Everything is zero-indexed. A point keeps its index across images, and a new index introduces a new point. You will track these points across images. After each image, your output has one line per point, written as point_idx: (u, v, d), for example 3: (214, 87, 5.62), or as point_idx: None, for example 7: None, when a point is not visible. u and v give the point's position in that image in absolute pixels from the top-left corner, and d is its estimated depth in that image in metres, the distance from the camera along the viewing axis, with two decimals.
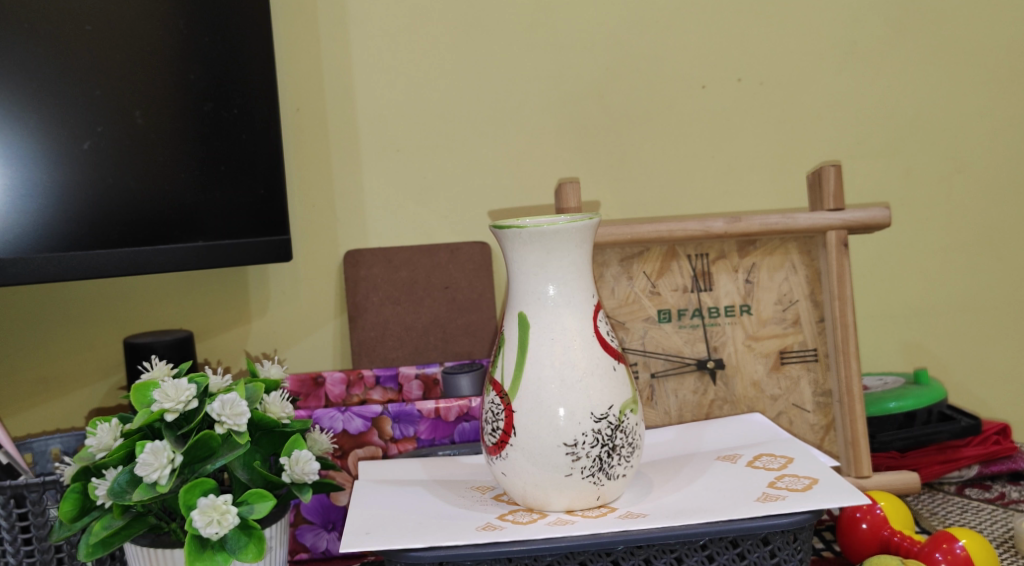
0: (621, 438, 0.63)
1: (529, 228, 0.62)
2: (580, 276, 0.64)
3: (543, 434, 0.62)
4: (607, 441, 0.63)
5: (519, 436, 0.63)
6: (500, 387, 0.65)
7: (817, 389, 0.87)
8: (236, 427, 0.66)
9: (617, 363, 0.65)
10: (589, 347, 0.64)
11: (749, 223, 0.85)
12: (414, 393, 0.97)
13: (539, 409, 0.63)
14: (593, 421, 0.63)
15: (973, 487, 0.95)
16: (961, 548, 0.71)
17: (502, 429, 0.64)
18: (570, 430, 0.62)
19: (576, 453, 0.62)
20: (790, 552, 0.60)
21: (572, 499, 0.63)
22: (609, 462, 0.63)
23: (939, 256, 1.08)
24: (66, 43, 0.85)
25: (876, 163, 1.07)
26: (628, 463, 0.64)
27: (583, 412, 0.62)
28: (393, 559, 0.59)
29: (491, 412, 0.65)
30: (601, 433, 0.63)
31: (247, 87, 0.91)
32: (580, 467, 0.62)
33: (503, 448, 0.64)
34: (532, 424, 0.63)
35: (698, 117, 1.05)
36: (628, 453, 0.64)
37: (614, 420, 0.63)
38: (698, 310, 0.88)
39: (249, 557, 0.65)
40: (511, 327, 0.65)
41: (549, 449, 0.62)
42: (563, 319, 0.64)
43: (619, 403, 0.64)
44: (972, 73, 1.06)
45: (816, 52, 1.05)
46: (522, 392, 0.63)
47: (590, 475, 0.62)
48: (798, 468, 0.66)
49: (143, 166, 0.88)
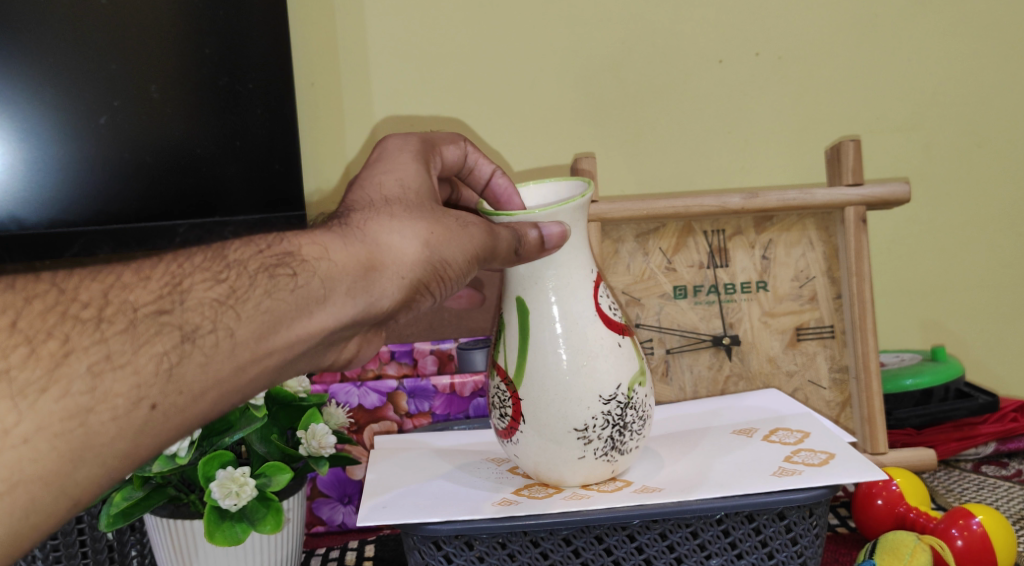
0: (632, 415, 0.63)
1: (520, 213, 0.60)
2: (575, 253, 0.64)
3: (556, 421, 0.62)
4: (618, 420, 0.63)
5: (531, 426, 0.63)
6: (505, 373, 0.64)
7: (833, 365, 0.86)
8: (254, 401, 0.67)
9: (622, 337, 0.64)
10: (593, 325, 0.63)
11: (766, 198, 0.84)
12: (429, 368, 0.98)
13: (549, 396, 0.62)
14: (603, 403, 0.62)
15: (990, 463, 0.93)
16: (978, 524, 0.70)
17: (511, 415, 0.64)
18: (581, 414, 0.62)
19: (587, 437, 0.62)
20: (807, 526, 0.60)
21: (587, 475, 0.63)
22: (625, 442, 0.63)
23: (959, 232, 1.07)
24: (82, 19, 0.90)
25: (895, 137, 1.06)
26: (639, 435, 0.64)
27: (592, 394, 0.62)
28: (410, 532, 0.59)
29: (498, 397, 0.65)
30: (611, 414, 0.62)
31: (264, 67, 0.96)
32: (593, 449, 0.62)
33: (512, 435, 0.64)
34: (542, 411, 0.62)
35: (715, 90, 1.05)
36: (641, 431, 0.64)
37: (624, 398, 0.63)
38: (714, 286, 0.87)
39: (267, 528, 0.65)
40: (510, 311, 0.64)
41: (560, 435, 0.62)
42: (567, 301, 0.63)
43: (626, 382, 0.63)
44: (998, 45, 1.05)
45: (836, 25, 1.05)
46: (528, 381, 0.63)
47: (604, 454, 0.63)
48: (814, 443, 0.66)
49: (155, 140, 0.94)
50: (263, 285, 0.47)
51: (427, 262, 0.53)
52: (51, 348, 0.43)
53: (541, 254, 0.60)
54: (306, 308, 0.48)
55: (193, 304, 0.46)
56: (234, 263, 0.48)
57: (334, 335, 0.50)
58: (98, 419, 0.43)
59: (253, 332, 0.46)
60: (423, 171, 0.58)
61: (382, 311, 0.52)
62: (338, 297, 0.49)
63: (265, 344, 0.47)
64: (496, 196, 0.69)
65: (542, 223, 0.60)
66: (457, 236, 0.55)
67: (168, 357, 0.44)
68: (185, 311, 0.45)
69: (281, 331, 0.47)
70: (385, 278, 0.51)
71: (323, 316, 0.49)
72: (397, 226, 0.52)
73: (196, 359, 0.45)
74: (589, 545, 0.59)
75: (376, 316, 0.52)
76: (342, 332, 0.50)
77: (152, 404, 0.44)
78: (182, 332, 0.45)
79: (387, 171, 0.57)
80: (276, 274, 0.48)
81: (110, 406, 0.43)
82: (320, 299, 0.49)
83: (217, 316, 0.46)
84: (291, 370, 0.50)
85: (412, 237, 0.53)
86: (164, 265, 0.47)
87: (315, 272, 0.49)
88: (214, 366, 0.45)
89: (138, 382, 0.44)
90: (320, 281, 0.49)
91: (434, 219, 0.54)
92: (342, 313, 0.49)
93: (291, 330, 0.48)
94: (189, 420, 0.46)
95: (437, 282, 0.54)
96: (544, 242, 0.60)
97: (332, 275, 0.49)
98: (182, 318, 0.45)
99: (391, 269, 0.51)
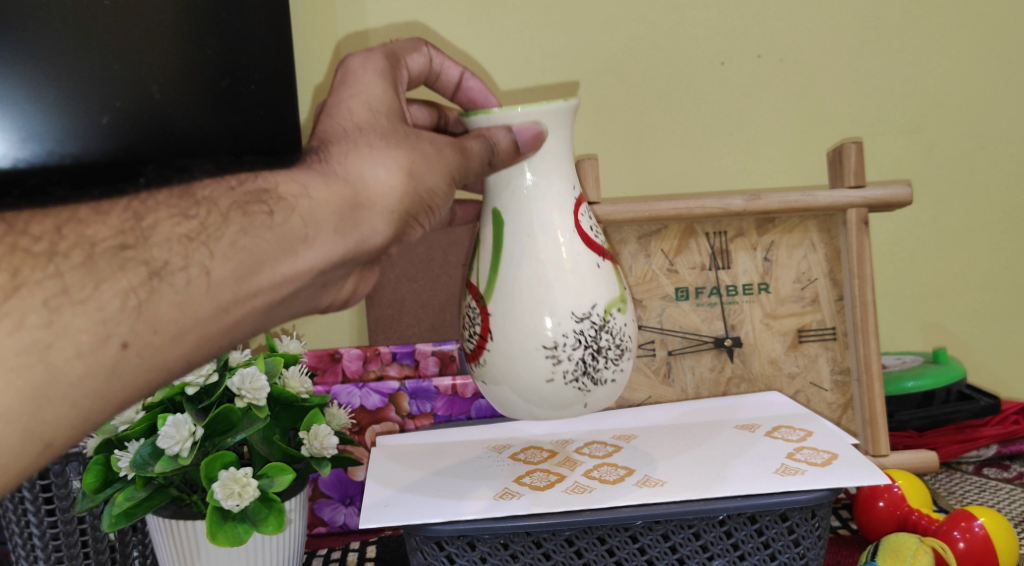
0: (607, 338, 0.63)
1: (495, 111, 0.61)
2: (559, 164, 0.63)
3: (525, 339, 0.62)
4: (590, 341, 0.62)
5: (499, 343, 0.62)
6: (477, 291, 0.65)
7: (835, 367, 0.86)
8: (257, 401, 0.67)
9: (601, 260, 0.64)
10: (570, 241, 0.63)
11: (768, 200, 0.84)
12: (430, 369, 0.97)
13: (519, 312, 0.62)
14: (575, 321, 0.62)
15: (992, 466, 0.94)
16: (980, 526, 0.70)
17: (480, 333, 0.64)
18: (550, 330, 0.61)
19: (557, 356, 0.61)
20: (809, 528, 0.60)
21: (557, 403, 0.63)
22: (599, 368, 0.62)
23: (959, 235, 1.08)
24: (83, 18, 0.89)
25: (896, 140, 1.07)
26: (616, 366, 0.63)
27: (564, 311, 0.61)
28: (413, 532, 0.59)
29: (470, 317, 0.65)
30: (583, 334, 0.62)
31: (264, 56, 0.95)
32: (563, 371, 0.62)
33: (482, 355, 0.64)
34: (512, 328, 0.62)
35: (717, 92, 1.06)
36: (618, 357, 0.63)
37: (598, 320, 0.62)
38: (716, 287, 0.87)
39: (269, 529, 0.65)
40: (487, 225, 0.64)
41: (529, 352, 0.61)
42: (550, 218, 0.62)
43: (602, 303, 0.62)
44: (997, 49, 1.06)
45: (838, 28, 1.05)
46: (498, 298, 0.63)
47: (575, 378, 0.62)
48: (817, 442, 0.66)
49: (156, 142, 0.91)
50: (238, 221, 0.49)
51: (408, 192, 0.55)
52: (1, 281, 0.45)
53: (515, 158, 0.61)
54: (289, 248, 0.50)
55: (160, 238, 0.47)
56: (201, 200, 0.49)
57: (325, 271, 0.53)
58: (62, 356, 0.45)
59: (231, 270, 0.48)
60: (388, 90, 0.58)
61: (371, 247, 0.54)
62: (324, 235, 0.51)
63: (249, 283, 0.49)
64: (468, 97, 0.73)
65: (516, 123, 0.61)
66: (432, 162, 0.57)
67: (136, 293, 0.46)
68: (150, 248, 0.47)
69: (265, 272, 0.49)
70: (369, 211, 0.54)
71: (309, 255, 0.51)
72: (376, 157, 0.54)
73: (166, 296, 0.47)
74: (592, 546, 0.59)
75: (366, 251, 0.54)
76: (332, 269, 0.53)
77: (123, 341, 0.46)
78: (150, 268, 0.46)
79: (353, 95, 0.57)
80: (253, 211, 0.50)
81: (75, 342, 0.45)
82: (304, 239, 0.51)
83: (188, 254, 0.47)
84: (288, 308, 0.53)
85: (392, 167, 0.55)
86: (127, 200, 0.49)
87: (293, 210, 0.50)
88: (185, 304, 0.47)
89: (103, 318, 0.45)
90: (302, 221, 0.51)
91: (406, 146, 0.56)
92: (330, 249, 0.52)
93: (277, 270, 0.50)
94: (165, 363, 0.47)
95: (424, 213, 0.57)
96: (518, 153, 0.61)
97: (312, 215, 0.51)
98: (147, 255, 0.47)
99: (377, 205, 0.54)
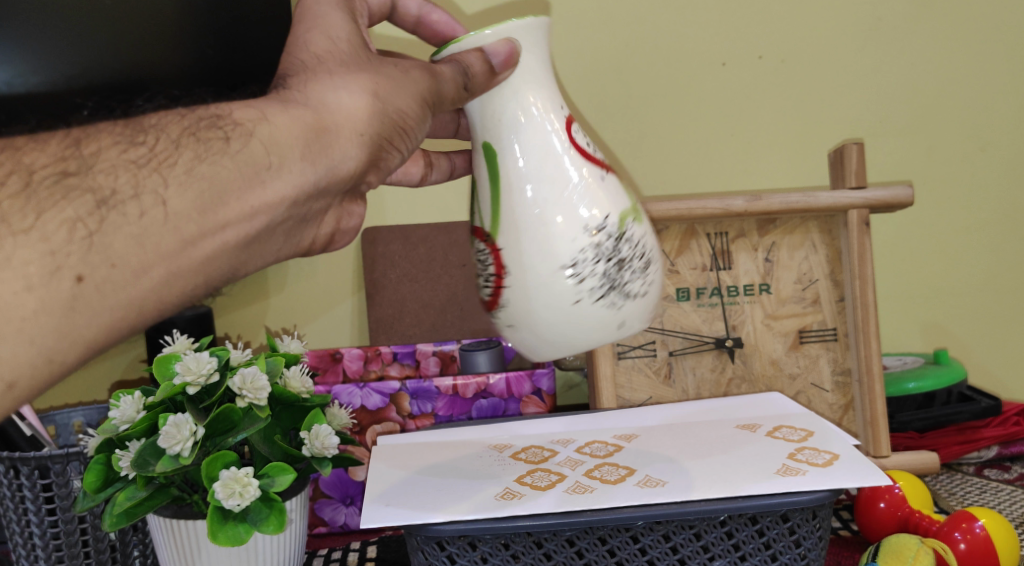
0: (627, 249, 0.57)
1: (464, 36, 0.57)
2: (538, 80, 0.58)
3: (543, 265, 0.56)
4: (611, 254, 0.56)
5: (516, 277, 0.57)
6: (483, 232, 0.59)
7: (836, 368, 0.87)
8: (257, 402, 0.66)
9: (604, 171, 0.58)
10: (565, 154, 0.57)
11: (769, 201, 0.84)
12: (432, 369, 0.98)
13: (535, 238, 0.56)
14: (590, 235, 0.56)
15: (993, 468, 0.94)
16: (981, 527, 0.70)
17: (494, 275, 0.58)
18: (566, 248, 0.56)
19: (580, 274, 0.56)
20: (810, 529, 0.60)
21: (587, 328, 0.57)
22: (627, 288, 0.57)
23: (960, 236, 1.08)
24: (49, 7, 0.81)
25: (898, 141, 1.07)
26: (643, 277, 0.57)
27: (576, 226, 0.56)
28: (414, 532, 0.59)
29: (481, 263, 0.59)
30: (602, 246, 0.56)
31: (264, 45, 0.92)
32: (589, 289, 0.56)
33: (500, 297, 0.58)
34: (529, 255, 0.56)
35: (719, 92, 1.06)
36: (644, 273, 0.58)
37: (614, 231, 0.57)
38: (717, 287, 0.87)
39: (270, 529, 0.65)
40: (479, 161, 0.59)
41: (549, 275, 0.56)
42: (545, 137, 0.57)
43: (616, 215, 0.57)
44: (1000, 50, 1.06)
45: (839, 28, 1.05)
46: (505, 230, 0.57)
47: (602, 296, 0.56)
48: (818, 442, 0.66)
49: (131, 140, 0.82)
50: (191, 149, 0.47)
51: (378, 115, 0.53)
52: None
53: (492, 78, 0.56)
54: (255, 178, 0.48)
55: (105, 167, 0.45)
56: (150, 131, 0.47)
57: (298, 201, 0.50)
58: (9, 290, 0.43)
59: (190, 201, 0.46)
60: (349, 23, 0.55)
61: (346, 174, 0.52)
62: (290, 163, 0.49)
63: (212, 217, 0.47)
64: (432, 30, 0.70)
65: (489, 44, 0.57)
66: (398, 84, 0.54)
67: (84, 224, 0.44)
68: (95, 176, 0.45)
69: (231, 203, 0.47)
70: (338, 135, 0.51)
71: (278, 185, 0.49)
72: (339, 84, 0.52)
73: (120, 227, 0.44)
74: (593, 546, 0.59)
75: (340, 180, 0.52)
76: (305, 199, 0.51)
77: (78, 274, 0.44)
78: (98, 198, 0.44)
79: (310, 26, 0.54)
80: (208, 137, 0.47)
81: (24, 275, 0.43)
82: (270, 167, 0.48)
83: (139, 182, 0.45)
84: (267, 243, 0.51)
85: (357, 92, 0.52)
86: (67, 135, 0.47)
87: (253, 137, 0.48)
88: (142, 235, 0.45)
89: (51, 250, 0.43)
90: (264, 147, 0.48)
91: (370, 72, 0.53)
92: (301, 175, 0.50)
93: (243, 201, 0.47)
94: (128, 301, 0.45)
95: (399, 135, 0.54)
96: (496, 75, 0.56)
97: (276, 141, 0.49)
98: (96, 184, 0.45)
99: (345, 128, 0.51)
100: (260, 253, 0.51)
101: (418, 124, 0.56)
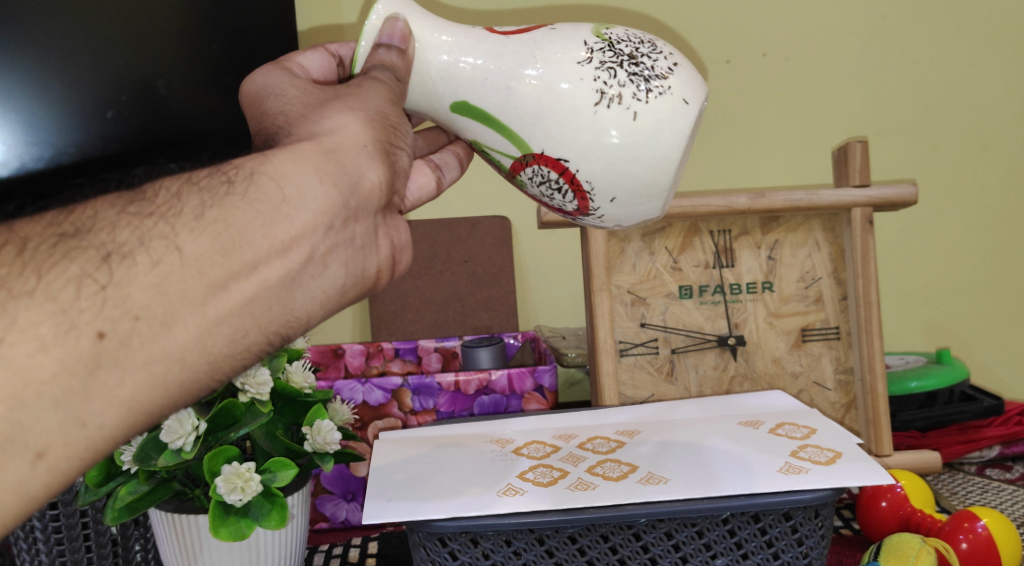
0: (626, 45, 0.54)
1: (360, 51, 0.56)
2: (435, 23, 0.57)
3: (582, 128, 0.53)
4: (617, 59, 0.54)
5: (575, 161, 0.54)
6: (518, 163, 0.56)
7: (839, 367, 0.87)
8: (260, 396, 0.66)
9: (551, 27, 0.56)
10: (508, 47, 0.55)
11: (772, 199, 0.83)
12: (434, 366, 0.98)
13: (556, 116, 0.53)
14: (587, 64, 0.53)
15: (994, 467, 0.93)
16: (983, 527, 0.70)
17: (555, 172, 0.55)
18: (583, 89, 0.53)
19: (609, 95, 0.53)
20: (813, 527, 0.60)
21: (652, 143, 0.53)
22: (644, 70, 0.54)
23: (961, 235, 1.10)
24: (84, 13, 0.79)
25: (898, 140, 1.10)
26: (656, 53, 0.55)
27: (570, 66, 0.53)
28: (416, 528, 0.59)
29: (545, 185, 0.56)
30: (602, 60, 0.53)
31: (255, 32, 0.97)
32: (627, 101, 0.53)
33: (580, 185, 0.55)
34: (567, 128, 0.53)
35: (723, 88, 1.08)
36: (650, 48, 0.55)
37: (600, 43, 0.54)
38: (720, 286, 0.87)
39: (271, 524, 0.65)
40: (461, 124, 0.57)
41: (588, 124, 0.53)
42: (459, 63, 0.55)
43: (589, 33, 0.55)
44: (1001, 52, 1.08)
45: (841, 27, 1.08)
46: (531, 136, 0.54)
47: (639, 100, 0.53)
48: (821, 440, 0.66)
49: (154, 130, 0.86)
50: (195, 196, 0.44)
51: (371, 121, 0.49)
52: None
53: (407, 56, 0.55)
54: (275, 212, 0.44)
55: (104, 225, 0.42)
56: (147, 189, 0.44)
57: (335, 224, 0.46)
58: (22, 351, 0.39)
59: (208, 244, 0.42)
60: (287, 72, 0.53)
61: (372, 186, 0.48)
62: (307, 190, 0.45)
63: (241, 256, 0.43)
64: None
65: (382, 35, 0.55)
66: (364, 94, 0.51)
67: (91, 278, 0.41)
68: (96, 234, 0.42)
69: (252, 241, 0.43)
70: (344, 148, 0.47)
71: (302, 213, 0.44)
72: (326, 114, 0.49)
73: (138, 275, 0.41)
74: (594, 543, 0.59)
75: (369, 194, 0.48)
76: (341, 220, 0.46)
77: (99, 330, 0.40)
78: (104, 249, 0.41)
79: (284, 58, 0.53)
80: (210, 181, 0.45)
81: (35, 336, 0.39)
82: (285, 201, 0.44)
83: (143, 233, 0.42)
84: (322, 281, 0.46)
85: (343, 114, 0.49)
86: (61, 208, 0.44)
87: (266, 176, 0.44)
88: (162, 282, 0.41)
89: (60, 308, 0.40)
90: (274, 180, 0.44)
91: (334, 97, 0.50)
92: (319, 195, 0.45)
93: (271, 234, 0.44)
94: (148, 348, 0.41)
95: (395, 135, 0.50)
96: (405, 52, 0.55)
97: (285, 174, 0.45)
98: (99, 241, 0.42)
99: (350, 143, 0.48)
100: (313, 293, 0.46)
101: (405, 127, 0.52)
